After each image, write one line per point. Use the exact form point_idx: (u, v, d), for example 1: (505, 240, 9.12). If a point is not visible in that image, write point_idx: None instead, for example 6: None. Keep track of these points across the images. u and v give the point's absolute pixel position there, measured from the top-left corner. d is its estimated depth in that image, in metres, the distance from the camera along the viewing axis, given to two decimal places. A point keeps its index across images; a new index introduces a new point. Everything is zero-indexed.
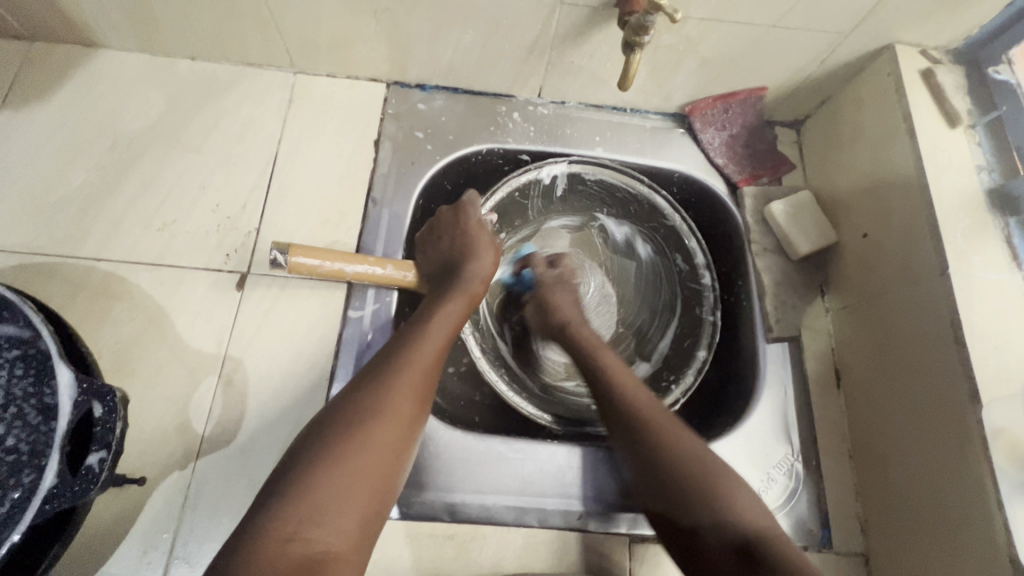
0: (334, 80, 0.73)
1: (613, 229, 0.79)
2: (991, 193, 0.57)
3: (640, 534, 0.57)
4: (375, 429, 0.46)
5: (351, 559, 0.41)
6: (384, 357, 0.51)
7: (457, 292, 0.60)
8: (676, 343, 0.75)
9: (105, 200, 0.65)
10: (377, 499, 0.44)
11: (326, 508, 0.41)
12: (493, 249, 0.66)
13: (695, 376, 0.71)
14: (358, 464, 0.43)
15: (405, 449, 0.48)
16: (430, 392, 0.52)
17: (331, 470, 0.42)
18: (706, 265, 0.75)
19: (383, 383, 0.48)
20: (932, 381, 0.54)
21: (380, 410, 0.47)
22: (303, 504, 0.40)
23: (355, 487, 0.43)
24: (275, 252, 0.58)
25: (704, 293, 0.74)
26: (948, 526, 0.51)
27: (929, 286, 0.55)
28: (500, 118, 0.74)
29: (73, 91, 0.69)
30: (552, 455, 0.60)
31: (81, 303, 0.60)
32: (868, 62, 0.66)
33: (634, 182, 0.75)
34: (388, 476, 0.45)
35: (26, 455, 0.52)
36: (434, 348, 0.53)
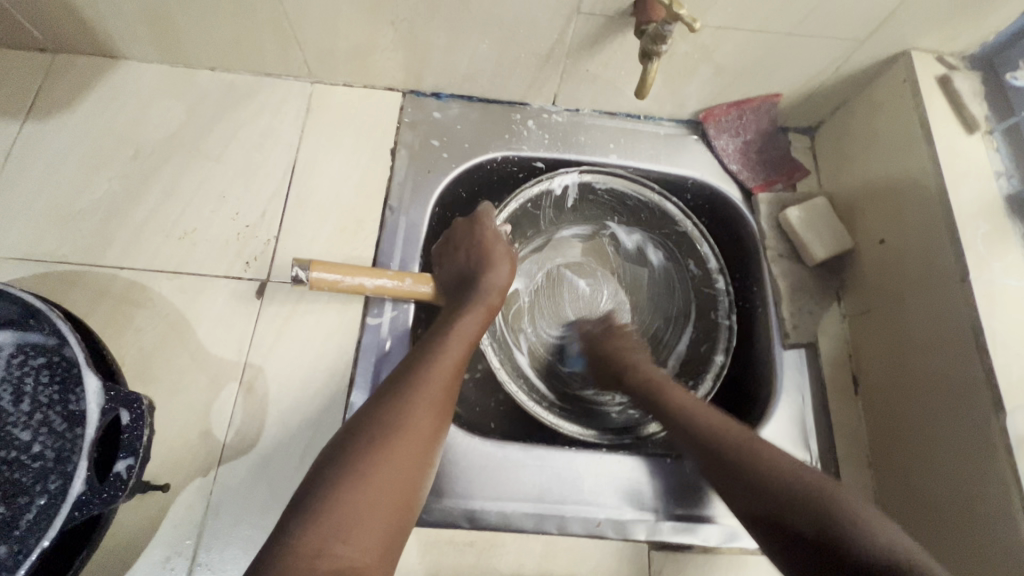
0: (350, 89, 0.74)
1: (624, 238, 0.81)
2: (1010, 199, 0.57)
3: (659, 540, 0.58)
4: (396, 442, 0.46)
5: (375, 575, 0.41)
6: (404, 370, 0.52)
7: (475, 304, 0.60)
8: (692, 348, 0.76)
9: (126, 209, 0.65)
10: (400, 514, 0.44)
11: (351, 522, 0.41)
12: (509, 260, 0.67)
13: (713, 382, 0.71)
14: (381, 479, 0.44)
15: (426, 461, 0.48)
16: (450, 405, 0.52)
17: (354, 485, 0.42)
18: (721, 269, 0.74)
19: (405, 396, 0.49)
20: (953, 390, 0.54)
21: (403, 422, 0.47)
22: (328, 518, 0.40)
23: (378, 502, 0.43)
24: (296, 268, 0.59)
25: (719, 297, 0.74)
26: (972, 535, 0.50)
27: (949, 292, 0.55)
28: (515, 126, 0.74)
29: (95, 101, 0.70)
30: (570, 463, 0.60)
31: (104, 310, 0.61)
32: (884, 68, 0.67)
33: (649, 191, 0.75)
34: (411, 490, 0.45)
35: (50, 461, 0.53)
36: (454, 358, 0.54)
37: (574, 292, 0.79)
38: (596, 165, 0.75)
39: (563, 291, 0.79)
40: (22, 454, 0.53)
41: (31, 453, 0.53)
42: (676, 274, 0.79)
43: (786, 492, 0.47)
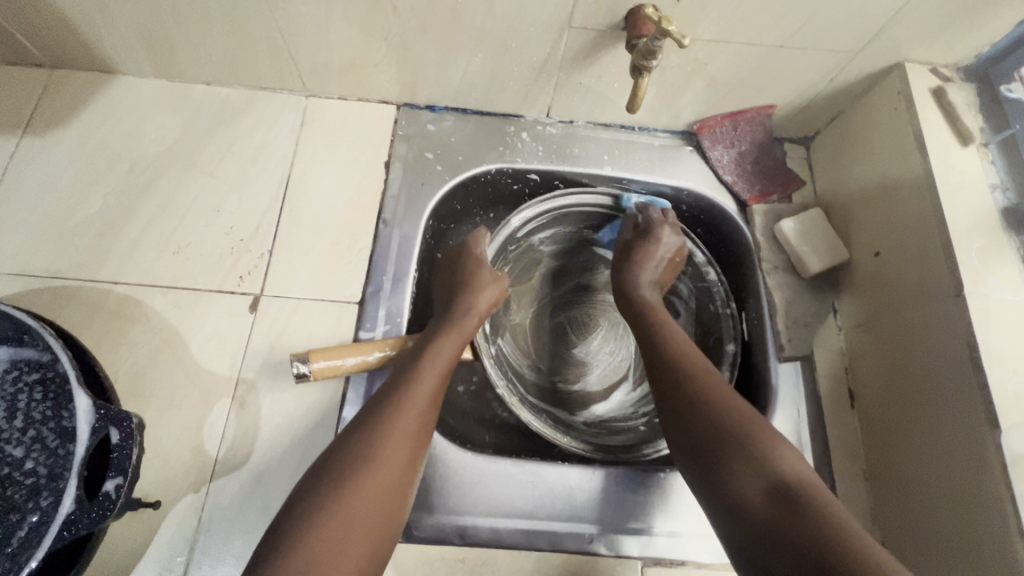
0: (345, 102, 0.75)
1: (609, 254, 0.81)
2: (1005, 213, 0.57)
3: (652, 556, 0.57)
4: (364, 475, 0.45)
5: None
6: (377, 398, 0.51)
7: (449, 331, 0.60)
8: (700, 343, 0.75)
9: (121, 225, 0.66)
10: (375, 545, 0.43)
11: (318, 557, 0.40)
12: (492, 285, 0.67)
13: (730, 372, 0.68)
14: (349, 513, 0.42)
15: (401, 492, 0.46)
16: (427, 431, 0.51)
17: (325, 519, 0.42)
18: (709, 261, 0.74)
19: (376, 426, 0.47)
20: (950, 410, 0.53)
21: (373, 452, 0.46)
22: (294, 553, 0.40)
23: (348, 535, 0.42)
24: (296, 363, 0.57)
25: (714, 288, 0.73)
26: (969, 555, 0.50)
27: (944, 307, 0.54)
28: (509, 138, 0.74)
29: (91, 117, 0.71)
30: (562, 480, 0.59)
31: (98, 325, 0.61)
32: (878, 79, 0.66)
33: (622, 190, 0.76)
34: (386, 519, 0.45)
35: (42, 478, 0.53)
36: (431, 382, 0.53)
37: (574, 316, 0.79)
38: (589, 177, 0.75)
39: (560, 316, 0.79)
40: (15, 471, 0.53)
41: (23, 471, 0.53)
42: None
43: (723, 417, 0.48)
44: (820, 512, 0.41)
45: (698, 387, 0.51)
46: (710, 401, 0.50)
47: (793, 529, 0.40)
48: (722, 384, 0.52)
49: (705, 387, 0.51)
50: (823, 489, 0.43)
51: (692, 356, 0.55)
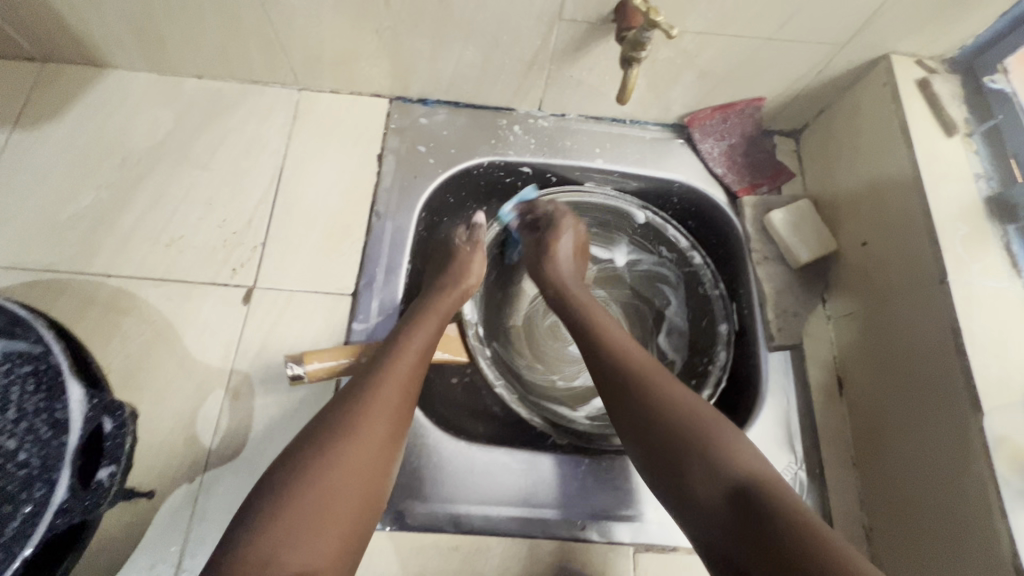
0: (338, 95, 0.75)
1: (600, 252, 0.81)
2: (989, 202, 0.57)
3: (643, 542, 0.58)
4: (343, 450, 0.44)
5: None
6: (356, 380, 0.51)
7: (429, 313, 0.60)
8: (693, 325, 0.76)
9: (113, 218, 0.66)
10: (355, 523, 0.43)
11: (301, 532, 0.40)
12: (475, 270, 0.67)
13: (726, 352, 0.71)
14: (329, 488, 0.42)
15: (383, 467, 0.47)
16: (408, 407, 0.51)
17: (307, 492, 0.42)
18: (693, 247, 0.74)
19: (354, 405, 0.48)
20: (937, 389, 0.53)
21: (353, 427, 0.46)
22: (277, 528, 0.40)
23: (329, 510, 0.42)
24: (290, 364, 0.58)
25: (700, 272, 0.74)
26: (954, 538, 0.50)
27: (929, 294, 0.55)
28: (501, 131, 0.75)
29: (82, 110, 0.70)
30: (554, 467, 0.60)
31: (91, 317, 0.61)
32: (865, 71, 0.67)
33: (586, 191, 0.77)
34: (364, 497, 0.44)
35: (36, 469, 0.53)
36: (411, 360, 0.53)
37: None
38: (581, 170, 0.76)
39: (550, 317, 0.79)
40: (8, 462, 0.53)
41: (17, 462, 0.53)
42: (655, 264, 0.79)
43: (672, 427, 0.47)
44: (781, 514, 0.40)
45: (648, 401, 0.49)
46: (659, 415, 0.48)
47: (757, 539, 0.39)
48: (667, 387, 0.50)
49: (653, 399, 0.49)
50: (784, 486, 0.43)
51: (641, 363, 0.53)
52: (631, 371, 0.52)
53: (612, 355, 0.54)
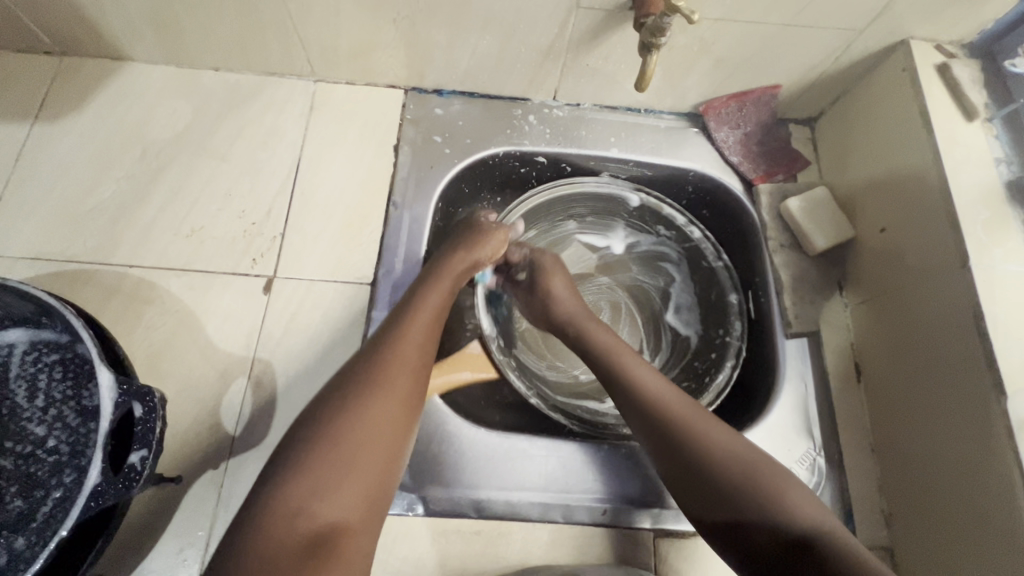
0: (353, 86, 0.75)
1: (598, 241, 0.81)
2: (1010, 187, 0.57)
3: (664, 528, 0.58)
4: (365, 403, 0.45)
5: (358, 536, 0.41)
6: (374, 342, 0.51)
7: (442, 276, 0.59)
8: (702, 300, 0.77)
9: (134, 209, 0.66)
10: (381, 476, 0.44)
11: (329, 480, 0.41)
12: (493, 239, 0.65)
13: (741, 322, 0.72)
14: (354, 439, 0.43)
15: (406, 419, 0.47)
16: (426, 364, 0.51)
17: (332, 440, 0.42)
18: (691, 222, 0.75)
19: (375, 363, 0.48)
20: (959, 363, 0.53)
21: (373, 381, 0.46)
22: (306, 477, 0.41)
23: (355, 461, 0.42)
24: None
25: (701, 246, 0.75)
26: (977, 521, 0.51)
27: (949, 279, 0.55)
28: (516, 121, 0.75)
29: (101, 103, 0.71)
30: (574, 453, 0.60)
31: (115, 307, 0.62)
32: (883, 57, 0.67)
33: (580, 180, 0.75)
34: (388, 451, 0.44)
35: (65, 456, 0.54)
36: (426, 321, 0.54)
37: None
38: (596, 159, 0.76)
39: None
40: (38, 449, 0.54)
41: (46, 448, 0.54)
42: (655, 244, 0.79)
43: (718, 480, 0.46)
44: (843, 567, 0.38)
45: (693, 449, 0.48)
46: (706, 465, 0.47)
47: None
48: (704, 435, 0.49)
49: (698, 445, 0.48)
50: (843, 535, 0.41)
51: (677, 405, 0.51)
52: (664, 420, 0.50)
53: (644, 399, 0.52)
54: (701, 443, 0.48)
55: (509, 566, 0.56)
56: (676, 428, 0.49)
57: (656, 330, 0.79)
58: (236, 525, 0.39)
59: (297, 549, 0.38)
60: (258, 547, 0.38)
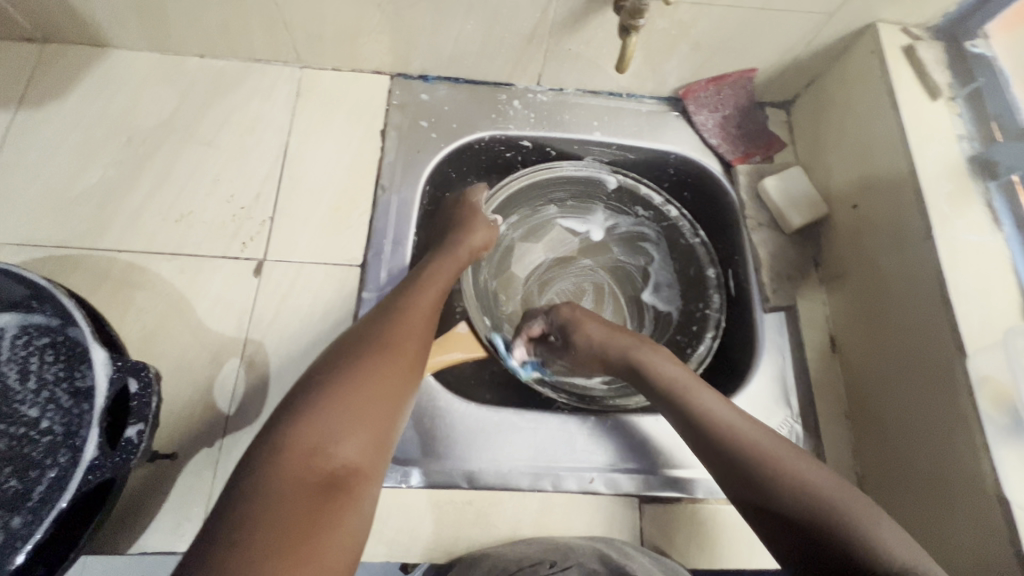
0: (339, 73, 0.76)
1: (578, 227, 0.83)
2: (973, 160, 0.60)
3: (649, 494, 0.60)
4: (373, 361, 0.49)
5: (367, 481, 0.44)
6: (377, 313, 0.55)
7: (446, 254, 0.64)
8: (681, 277, 0.80)
9: (122, 195, 0.67)
10: (386, 429, 0.47)
11: (340, 425, 0.44)
12: (489, 227, 0.69)
13: (719, 295, 0.75)
14: (363, 390, 0.46)
15: (410, 380, 0.51)
16: (428, 334, 0.56)
17: (342, 390, 0.46)
18: (668, 201, 0.78)
19: (384, 329, 0.52)
20: (923, 323, 0.57)
21: (382, 344, 0.51)
22: (319, 421, 0.43)
23: (364, 410, 0.45)
24: None
25: (679, 224, 0.78)
26: (943, 475, 0.53)
27: (916, 250, 0.58)
28: (501, 106, 0.77)
29: (86, 90, 0.71)
30: (563, 425, 0.62)
31: (106, 291, 0.62)
32: (852, 41, 0.69)
33: (556, 165, 0.77)
34: (392, 407, 0.48)
35: (59, 436, 0.54)
36: (432, 296, 0.58)
37: (559, 290, 0.81)
38: (581, 143, 0.77)
39: (547, 296, 0.80)
40: (31, 430, 0.54)
41: (39, 429, 0.54)
42: (633, 224, 0.81)
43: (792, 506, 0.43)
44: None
45: (767, 478, 0.45)
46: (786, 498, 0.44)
47: None
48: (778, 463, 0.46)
49: (769, 469, 0.45)
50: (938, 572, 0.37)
51: (744, 431, 0.49)
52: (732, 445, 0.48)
53: (714, 432, 0.50)
54: (774, 471, 0.45)
55: (501, 534, 0.57)
56: (750, 460, 0.47)
57: (639, 310, 0.81)
58: (235, 486, 0.40)
59: (314, 484, 0.40)
60: (270, 482, 0.40)
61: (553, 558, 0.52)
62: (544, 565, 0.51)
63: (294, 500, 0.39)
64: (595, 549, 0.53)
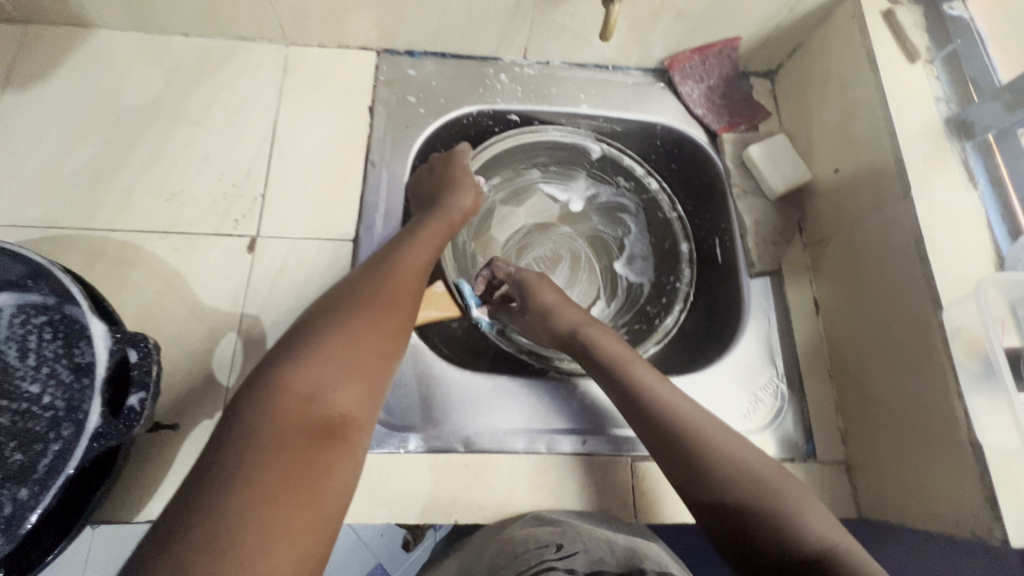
0: (324, 50, 0.76)
1: (557, 193, 0.84)
2: (951, 122, 0.61)
3: (642, 453, 0.62)
4: (366, 317, 0.52)
5: (360, 429, 0.47)
6: (366, 269, 0.57)
7: (437, 217, 0.66)
8: (656, 250, 0.81)
9: (112, 175, 0.67)
10: (378, 382, 0.50)
11: (336, 376, 0.47)
12: (477, 191, 0.71)
13: (690, 268, 0.78)
14: (356, 343, 0.49)
15: (400, 337, 0.54)
16: (419, 293, 0.59)
17: (337, 343, 0.49)
18: (648, 173, 0.80)
19: (376, 287, 0.55)
20: (899, 278, 0.59)
21: (375, 300, 0.54)
22: (318, 371, 0.46)
23: (357, 363, 0.49)
24: None
25: (657, 197, 0.80)
26: (919, 424, 0.56)
27: (894, 210, 0.59)
28: (488, 80, 0.77)
29: (71, 71, 0.71)
30: (554, 391, 0.65)
31: (102, 269, 0.63)
32: (834, 7, 0.70)
33: (542, 129, 0.78)
34: (382, 362, 0.51)
35: (61, 411, 0.55)
36: (422, 258, 0.61)
37: (537, 255, 0.82)
38: (568, 117, 0.78)
39: (525, 260, 0.82)
40: (34, 406, 0.55)
41: (41, 405, 0.55)
42: (613, 195, 0.83)
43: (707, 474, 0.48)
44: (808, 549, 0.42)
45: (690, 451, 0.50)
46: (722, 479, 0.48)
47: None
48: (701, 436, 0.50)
49: (693, 442, 0.50)
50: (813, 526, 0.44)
51: (672, 407, 0.53)
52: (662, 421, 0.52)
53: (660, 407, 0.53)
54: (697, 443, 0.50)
55: (497, 495, 0.59)
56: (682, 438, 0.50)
57: (613, 279, 0.82)
58: (237, 432, 0.42)
59: (313, 428, 0.44)
60: (271, 423, 0.43)
61: (559, 542, 0.50)
62: (551, 550, 0.49)
63: (293, 443, 0.42)
64: (605, 542, 0.50)
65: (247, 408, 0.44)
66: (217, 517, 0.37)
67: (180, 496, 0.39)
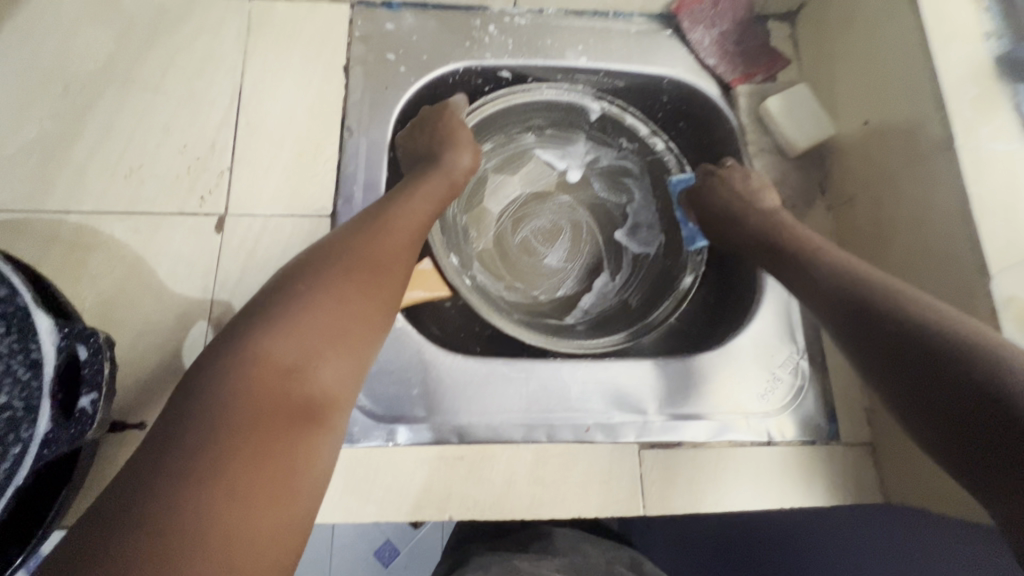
0: (291, 3, 0.68)
1: (555, 160, 0.78)
2: (1000, 61, 0.53)
3: (649, 440, 0.58)
4: (353, 281, 0.47)
5: (342, 408, 0.43)
6: (357, 225, 0.52)
7: (428, 178, 0.60)
8: (665, 217, 0.75)
9: (63, 151, 0.61)
10: (363, 356, 0.45)
11: (318, 347, 0.42)
12: (473, 149, 0.65)
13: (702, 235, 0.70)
14: (344, 310, 0.45)
15: (390, 305, 0.49)
16: (411, 256, 0.53)
17: (321, 308, 0.44)
18: (653, 132, 0.72)
19: (367, 246, 0.50)
20: (939, 242, 0.52)
21: (366, 261, 0.49)
22: (297, 340, 0.42)
23: (343, 333, 0.44)
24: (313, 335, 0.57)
25: (664, 157, 0.72)
26: None
27: (933, 164, 0.53)
28: (475, 32, 0.69)
29: (12, 35, 0.64)
30: (557, 372, 0.59)
31: (56, 255, 0.58)
32: None
33: (534, 88, 0.70)
34: (369, 333, 0.46)
35: (19, 411, 0.51)
36: (416, 218, 0.56)
37: (533, 227, 0.76)
38: (564, 71, 0.71)
39: (521, 233, 0.76)
40: None
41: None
42: (617, 158, 0.76)
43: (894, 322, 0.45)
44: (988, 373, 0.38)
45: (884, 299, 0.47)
46: (928, 341, 0.42)
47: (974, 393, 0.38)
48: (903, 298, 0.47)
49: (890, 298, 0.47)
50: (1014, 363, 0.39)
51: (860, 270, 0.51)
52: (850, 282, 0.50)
53: (886, 303, 0.47)
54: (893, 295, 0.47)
55: (493, 489, 0.55)
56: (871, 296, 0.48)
57: (618, 249, 0.76)
58: (200, 406, 0.37)
59: (291, 404, 0.39)
60: (245, 395, 0.38)
61: None
62: None
63: (267, 422, 0.38)
64: None
65: (213, 377, 0.39)
66: (174, 498, 0.33)
67: (128, 480, 0.34)
